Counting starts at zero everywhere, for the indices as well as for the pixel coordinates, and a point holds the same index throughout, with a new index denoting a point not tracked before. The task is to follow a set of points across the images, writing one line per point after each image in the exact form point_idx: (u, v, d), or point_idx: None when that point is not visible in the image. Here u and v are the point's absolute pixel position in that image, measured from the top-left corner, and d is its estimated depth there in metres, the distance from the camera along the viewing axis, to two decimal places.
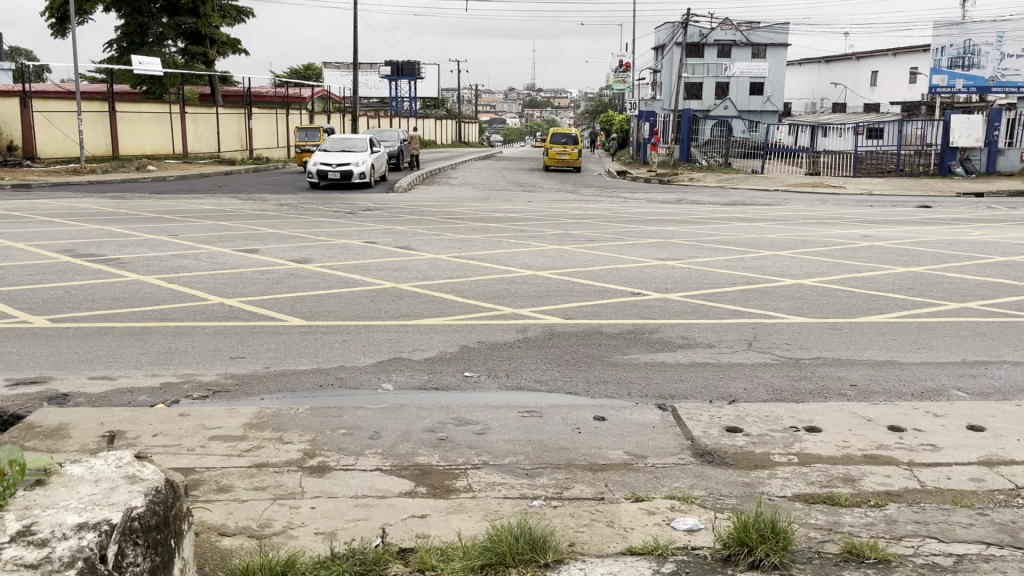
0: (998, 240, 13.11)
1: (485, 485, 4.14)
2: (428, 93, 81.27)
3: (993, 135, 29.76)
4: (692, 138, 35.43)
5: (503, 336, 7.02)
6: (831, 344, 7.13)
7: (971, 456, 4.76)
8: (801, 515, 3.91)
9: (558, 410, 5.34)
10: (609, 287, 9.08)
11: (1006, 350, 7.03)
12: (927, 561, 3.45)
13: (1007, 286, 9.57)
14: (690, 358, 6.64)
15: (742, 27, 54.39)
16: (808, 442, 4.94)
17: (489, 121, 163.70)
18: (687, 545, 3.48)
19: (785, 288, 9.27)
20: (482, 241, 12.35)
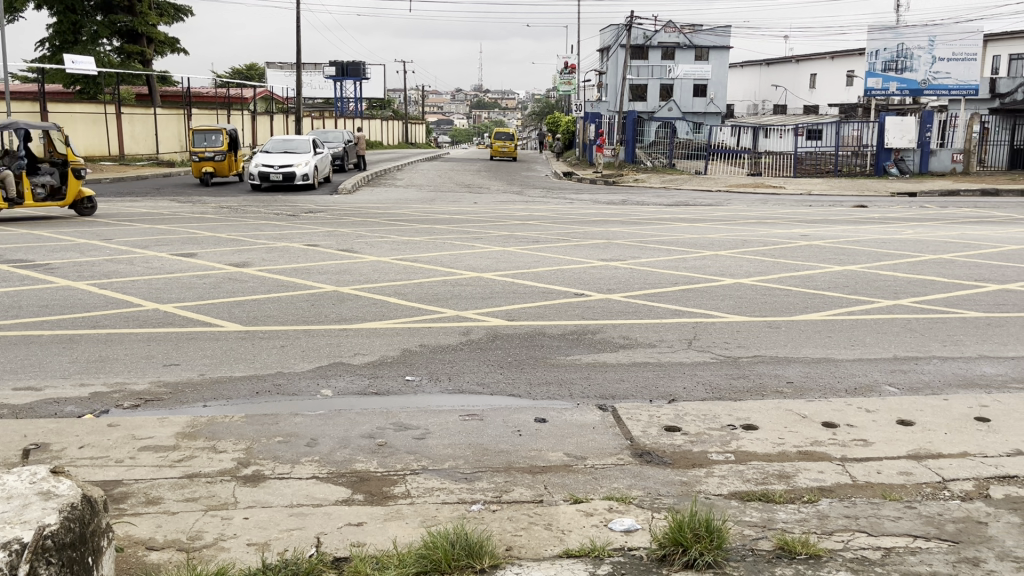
0: (932, 239, 13.49)
1: (423, 491, 4.11)
2: (373, 94, 80.82)
3: (926, 136, 30.80)
4: (637, 139, 35.86)
5: (446, 339, 6.99)
6: (769, 342, 7.26)
7: (900, 451, 4.89)
8: (735, 513, 3.96)
9: (499, 413, 5.34)
10: (553, 288, 9.12)
11: (935, 346, 7.25)
12: (856, 555, 3.53)
13: (937, 283, 9.88)
14: (631, 358, 6.69)
15: (685, 29, 55.30)
16: (745, 440, 5.01)
17: (435, 122, 163.12)
18: (623, 546, 3.50)
19: (724, 288, 9.42)
20: (427, 243, 12.31)
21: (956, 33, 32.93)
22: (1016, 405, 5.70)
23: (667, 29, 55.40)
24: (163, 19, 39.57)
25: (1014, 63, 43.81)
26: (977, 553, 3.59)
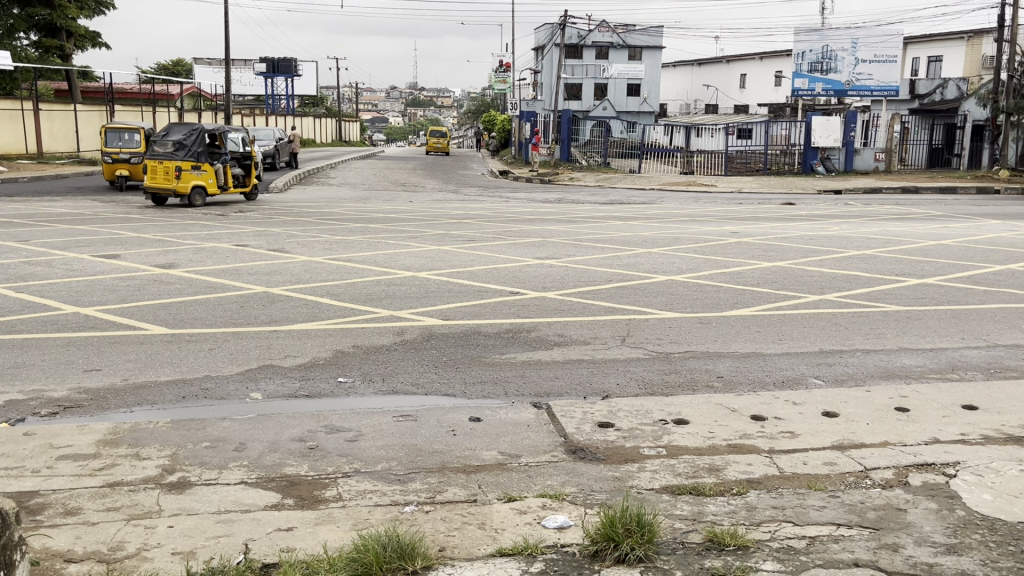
0: (855, 235, 13.92)
1: (355, 493, 4.06)
2: (306, 91, 79.68)
3: (851, 135, 31.81)
4: (573, 138, 36.13)
5: (379, 339, 6.93)
6: (700, 338, 7.39)
7: (824, 442, 5.03)
8: (667, 507, 4.02)
9: (433, 413, 5.31)
10: (488, 287, 9.11)
11: (858, 338, 7.48)
12: (782, 545, 3.61)
13: (861, 278, 10.18)
14: (566, 355, 6.74)
15: (618, 29, 55.93)
16: (676, 434, 5.08)
17: (370, 120, 161.55)
18: (556, 543, 3.52)
19: (657, 285, 9.54)
20: (360, 242, 12.19)
21: (877, 36, 34.52)
22: (933, 395, 5.93)
23: (601, 28, 55.87)
24: (83, 13, 38.28)
25: (931, 65, 45.43)
26: (896, 540, 3.71)
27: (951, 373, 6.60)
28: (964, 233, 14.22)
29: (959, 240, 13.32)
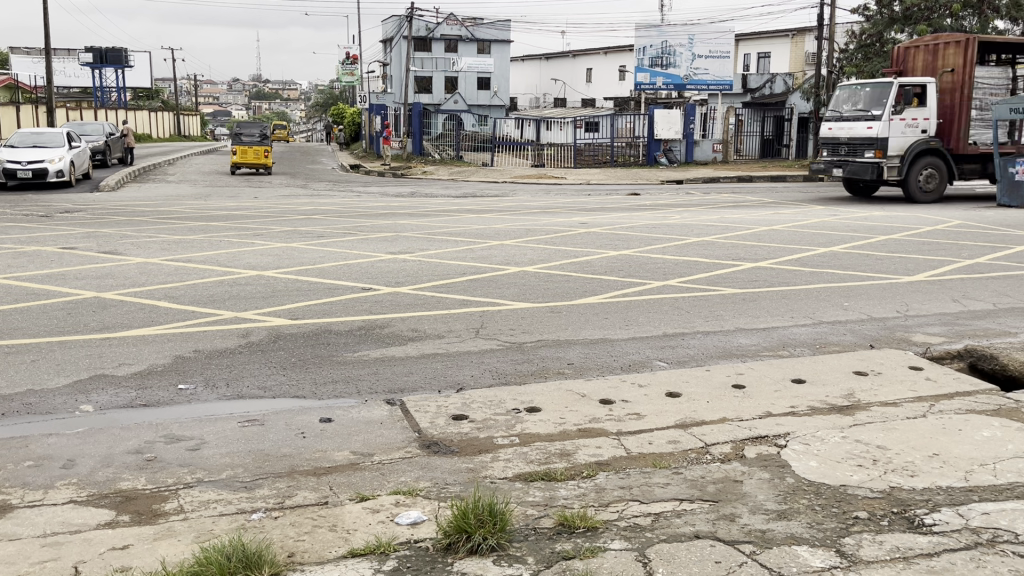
0: (696, 223, 14.61)
1: (198, 504, 3.88)
2: (139, 83, 75.43)
3: (690, 128, 33.26)
4: (424, 132, 36.32)
5: (223, 343, 6.64)
6: (550, 326, 7.54)
7: (668, 421, 5.26)
8: (518, 494, 4.08)
9: (282, 417, 5.14)
10: (339, 284, 8.93)
11: (699, 321, 7.86)
12: (629, 523, 3.75)
13: (701, 264, 10.68)
14: (420, 350, 6.70)
15: (466, 23, 56.11)
16: (528, 422, 5.17)
17: (212, 113, 154.51)
18: (409, 539, 3.51)
19: (510, 277, 9.64)
20: (201, 241, 11.66)
21: (711, 32, 35.92)
22: (766, 370, 6.33)
23: (448, 21, 55.74)
24: None
25: (761, 61, 48.35)
26: (733, 510, 3.93)
27: (782, 349, 7.05)
28: (792, 219, 15.23)
29: (789, 226, 14.25)
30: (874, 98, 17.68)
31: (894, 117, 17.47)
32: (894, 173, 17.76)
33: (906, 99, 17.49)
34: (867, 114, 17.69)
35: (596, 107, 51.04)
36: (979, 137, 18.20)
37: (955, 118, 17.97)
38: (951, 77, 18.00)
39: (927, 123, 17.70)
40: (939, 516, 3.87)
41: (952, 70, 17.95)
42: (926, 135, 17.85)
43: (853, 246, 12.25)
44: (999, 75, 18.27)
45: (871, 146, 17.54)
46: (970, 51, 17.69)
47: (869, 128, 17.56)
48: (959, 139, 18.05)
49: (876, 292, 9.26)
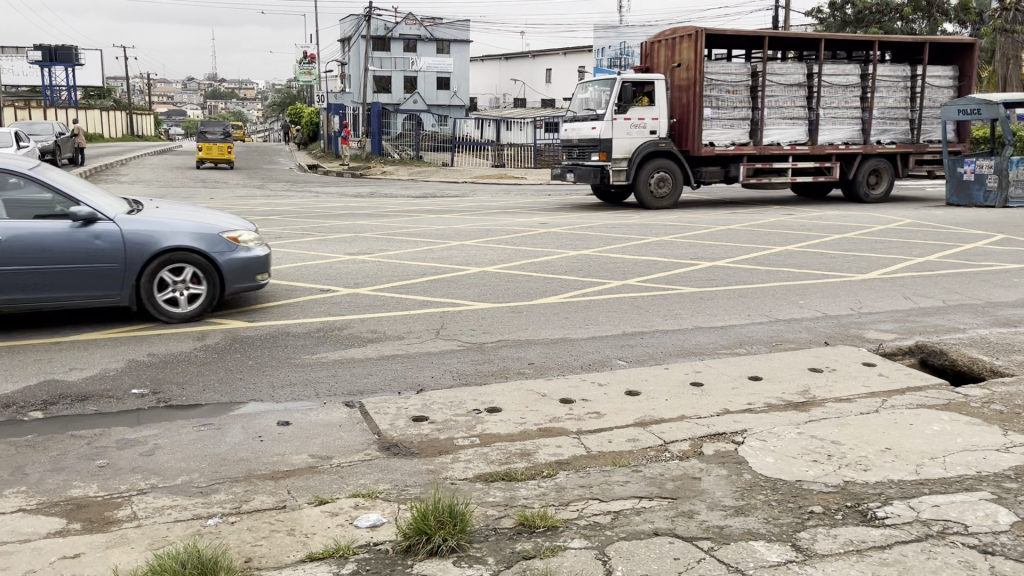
0: (654, 223, 14.71)
1: (152, 511, 3.81)
2: (90, 81, 73.82)
3: None
4: (383, 132, 36.07)
5: (178, 346, 6.53)
6: (511, 327, 7.54)
7: (628, 419, 5.29)
8: (479, 495, 4.08)
9: (238, 420, 5.07)
10: (298, 286, 8.84)
11: (657, 320, 7.93)
12: (589, 522, 3.76)
13: (660, 263, 10.77)
14: (380, 351, 6.66)
15: (425, 22, 55.92)
16: (489, 423, 5.16)
17: (166, 113, 151.94)
18: (369, 542, 3.48)
19: (470, 277, 9.61)
20: None
21: None
22: (723, 368, 6.40)
23: (407, 21, 55.49)
24: None
25: None
26: (692, 507, 3.97)
27: (738, 347, 7.15)
28: (749, 218, 15.42)
29: (746, 225, 14.43)
30: (599, 97, 16.70)
31: (619, 118, 16.56)
32: (622, 176, 16.82)
33: (629, 98, 16.57)
34: (594, 114, 16.72)
35: (556, 108, 51.18)
36: (713, 137, 16.96)
37: (688, 118, 16.92)
38: (685, 73, 16.83)
39: (656, 123, 16.84)
40: (891, 508, 3.95)
41: (686, 66, 16.75)
42: (656, 136, 16.90)
43: (808, 245, 12.43)
44: (796, 72, 17.22)
45: (595, 148, 16.65)
46: (700, 46, 16.42)
47: (591, 128, 16.62)
48: (693, 141, 16.89)
49: (830, 290, 9.42)
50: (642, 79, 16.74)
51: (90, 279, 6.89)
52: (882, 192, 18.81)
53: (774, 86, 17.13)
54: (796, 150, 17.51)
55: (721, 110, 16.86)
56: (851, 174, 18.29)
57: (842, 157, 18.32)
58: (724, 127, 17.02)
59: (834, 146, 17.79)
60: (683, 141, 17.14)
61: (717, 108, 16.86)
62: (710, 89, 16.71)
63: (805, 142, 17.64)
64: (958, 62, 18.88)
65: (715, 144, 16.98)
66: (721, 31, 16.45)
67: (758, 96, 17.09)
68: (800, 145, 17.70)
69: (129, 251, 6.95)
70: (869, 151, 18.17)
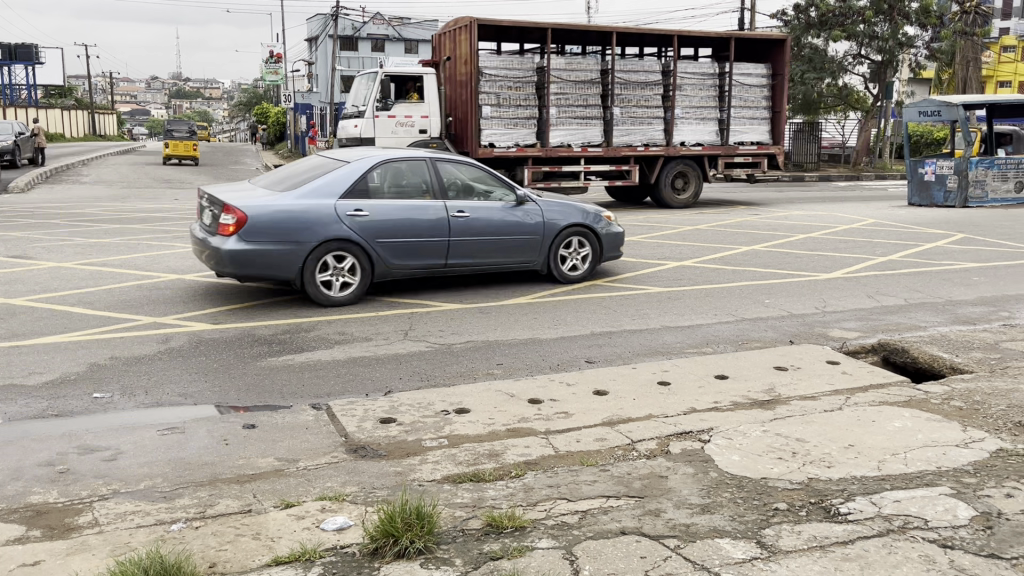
0: (620, 223, 14.79)
1: (114, 517, 3.75)
2: (51, 80, 72.62)
3: None
4: None
5: (141, 349, 6.44)
6: (479, 328, 7.54)
7: (596, 419, 5.32)
8: (447, 496, 4.07)
9: (203, 424, 5.02)
10: (264, 288, 8.76)
11: (625, 320, 7.98)
12: (556, 522, 3.77)
13: (628, 263, 10.84)
14: (347, 353, 6.62)
15: (393, 22, 55.76)
16: (457, 424, 5.16)
17: (130, 112, 149.78)
18: (335, 545, 3.46)
19: (438, 278, 9.59)
20: (118, 245, 11.28)
21: None
22: (690, 367, 6.45)
23: (375, 20, 55.29)
24: None
25: None
26: (659, 505, 4.00)
27: (705, 346, 7.21)
28: (715, 219, 15.56)
29: (711, 225, 14.56)
30: (363, 91, 16.56)
31: (380, 115, 16.33)
32: None
33: (398, 95, 16.49)
34: (359, 111, 16.66)
35: None
36: (493, 138, 15.91)
37: (466, 117, 15.93)
38: (463, 67, 15.92)
39: (426, 121, 16.63)
40: (854, 505, 4.01)
41: (464, 60, 15.84)
42: (426, 136, 16.69)
43: (773, 245, 12.56)
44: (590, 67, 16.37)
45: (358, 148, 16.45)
46: (473, 38, 15.51)
47: (354, 127, 16.54)
48: (470, 142, 15.83)
49: (795, 289, 9.54)
50: (410, 75, 16.58)
51: (521, 247, 8.93)
52: (688, 196, 18.00)
53: (562, 83, 16.16)
54: (587, 152, 16.53)
55: (502, 109, 15.85)
56: (653, 179, 17.52)
57: (642, 160, 17.49)
58: (507, 128, 16.00)
59: (632, 148, 16.92)
60: (462, 141, 16.23)
61: (499, 107, 15.84)
62: (485, 86, 15.69)
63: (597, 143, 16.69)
64: (771, 60, 18.41)
65: (495, 146, 15.92)
66: (494, 22, 15.59)
67: (542, 94, 16.17)
68: (590, 147, 16.71)
69: (546, 226, 9.01)
70: (670, 152, 17.41)
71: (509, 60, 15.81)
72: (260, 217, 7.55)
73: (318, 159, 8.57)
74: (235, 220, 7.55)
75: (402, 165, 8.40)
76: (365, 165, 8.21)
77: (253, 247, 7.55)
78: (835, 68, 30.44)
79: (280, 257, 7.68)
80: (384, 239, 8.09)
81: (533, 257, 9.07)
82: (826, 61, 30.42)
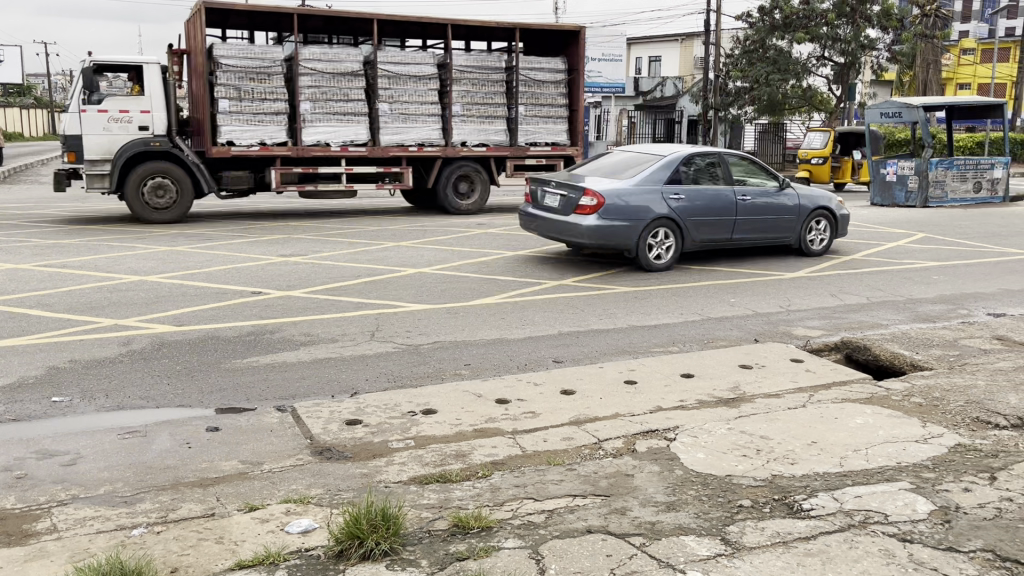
0: None
1: (72, 522, 3.69)
2: (9, 78, 71.23)
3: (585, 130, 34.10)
4: None
5: (102, 352, 6.34)
6: (447, 328, 7.52)
7: (563, 418, 5.33)
8: (413, 497, 4.06)
9: (166, 427, 4.95)
10: (228, 289, 8.66)
11: (593, 319, 8.01)
12: (522, 522, 3.77)
13: (595, 263, 10.88)
14: (313, 355, 6.57)
15: None
16: (424, 425, 5.14)
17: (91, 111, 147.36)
18: (300, 548, 3.43)
19: (405, 279, 9.54)
20: (78, 246, 11.09)
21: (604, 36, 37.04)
22: (657, 366, 6.49)
23: None
24: None
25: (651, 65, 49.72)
26: (625, 503, 4.02)
27: (671, 345, 7.26)
28: None
29: None
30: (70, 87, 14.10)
31: (89, 109, 13.86)
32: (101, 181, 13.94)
33: (111, 86, 14.10)
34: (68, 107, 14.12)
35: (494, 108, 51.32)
36: (233, 135, 14.41)
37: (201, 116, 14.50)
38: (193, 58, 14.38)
39: (147, 118, 14.12)
40: (817, 500, 4.07)
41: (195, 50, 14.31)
42: (149, 133, 14.10)
43: None
44: (348, 59, 15.03)
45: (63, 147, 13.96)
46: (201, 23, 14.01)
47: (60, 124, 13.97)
48: (205, 139, 14.35)
49: (760, 288, 9.64)
50: (124, 64, 14.27)
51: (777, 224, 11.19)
52: (473, 202, 16.79)
53: (393, 79, 15.44)
54: (345, 152, 15.20)
55: (243, 103, 14.32)
56: (431, 183, 16.27)
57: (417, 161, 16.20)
58: (287, 127, 14.80)
59: (404, 147, 15.70)
60: (199, 140, 14.61)
61: (242, 97, 14.34)
62: (219, 76, 14.17)
63: (364, 142, 15.39)
64: (567, 54, 17.32)
65: (235, 145, 14.45)
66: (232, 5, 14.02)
67: (293, 87, 14.77)
68: (354, 145, 15.38)
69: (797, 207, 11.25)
70: (452, 154, 16.23)
71: (234, 45, 14.29)
72: (613, 201, 9.91)
73: (629, 153, 10.86)
74: (595, 202, 9.89)
75: (698, 160, 10.61)
76: (678, 158, 10.47)
77: (607, 223, 9.88)
78: (799, 70, 30.86)
79: (624, 230, 10.00)
80: (694, 217, 10.42)
81: (786, 234, 11.32)
82: (790, 63, 30.78)
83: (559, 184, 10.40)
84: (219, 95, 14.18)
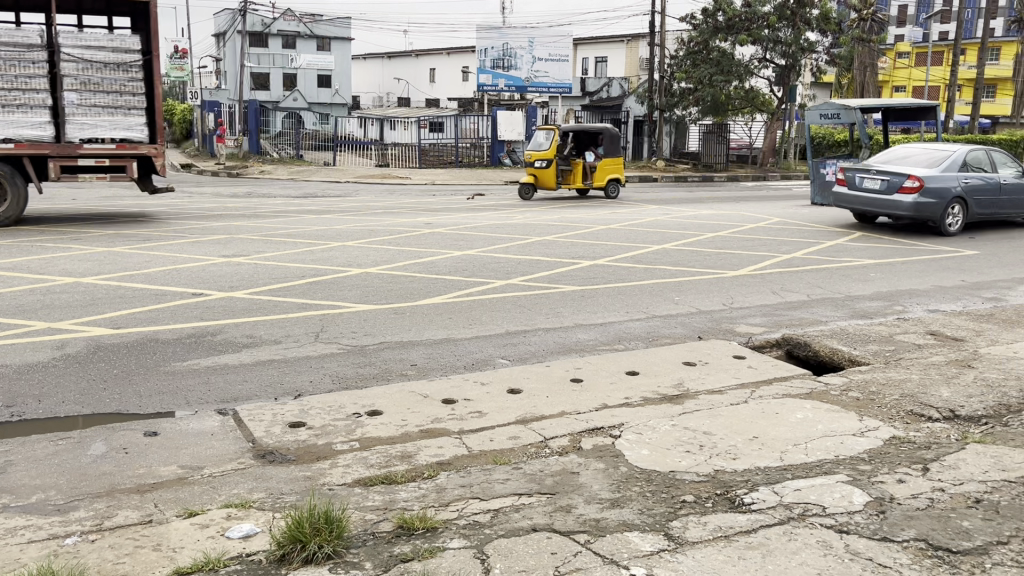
0: (534, 223, 14.87)
1: (2, 533, 3.57)
2: None
3: (532, 129, 34.30)
4: (261, 129, 35.22)
5: (33, 356, 6.15)
6: (392, 328, 7.46)
7: (509, 417, 5.34)
8: (357, 499, 4.02)
9: (102, 433, 4.82)
10: (168, 290, 8.47)
11: (540, 318, 8.03)
12: (468, 522, 3.76)
13: (543, 262, 10.91)
14: (255, 357, 6.47)
15: (305, 19, 54.73)
16: (369, 426, 5.10)
17: None
18: (241, 553, 3.37)
19: (351, 279, 9.46)
20: (11, 247, 10.74)
21: (549, 36, 37.13)
22: (603, 364, 6.54)
23: (286, 17, 54.10)
24: None
25: (598, 66, 50.09)
26: (570, 501, 4.04)
27: (617, 343, 7.32)
28: (628, 218, 15.82)
29: (625, 224, 14.80)
30: None
31: None
32: None
33: None
34: None
35: (441, 107, 51.07)
36: None
37: None
38: None
39: None
40: (757, 494, 4.14)
41: None
42: None
43: (684, 243, 12.85)
44: None
45: None
46: None
47: None
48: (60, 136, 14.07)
49: (704, 286, 9.78)
50: None
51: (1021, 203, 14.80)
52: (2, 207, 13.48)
53: None
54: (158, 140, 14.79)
55: None
56: None
57: None
58: None
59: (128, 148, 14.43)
60: None
61: (15, 89, 13.56)
62: (37, 67, 13.70)
63: (47, 140, 13.82)
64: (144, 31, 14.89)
65: None
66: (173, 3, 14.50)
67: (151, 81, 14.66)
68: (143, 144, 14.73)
69: None
70: None
71: (125, 37, 14.23)
72: (929, 187, 13.40)
73: (922, 147, 14.24)
74: (916, 185, 13.33)
75: (978, 155, 14.18)
76: (962, 154, 13.87)
77: (925, 200, 13.35)
78: (742, 72, 31.39)
79: (934, 206, 13.48)
80: (975, 197, 13.98)
81: None
82: (733, 65, 31.28)
83: (876, 171, 13.81)
84: (32, 86, 13.67)
